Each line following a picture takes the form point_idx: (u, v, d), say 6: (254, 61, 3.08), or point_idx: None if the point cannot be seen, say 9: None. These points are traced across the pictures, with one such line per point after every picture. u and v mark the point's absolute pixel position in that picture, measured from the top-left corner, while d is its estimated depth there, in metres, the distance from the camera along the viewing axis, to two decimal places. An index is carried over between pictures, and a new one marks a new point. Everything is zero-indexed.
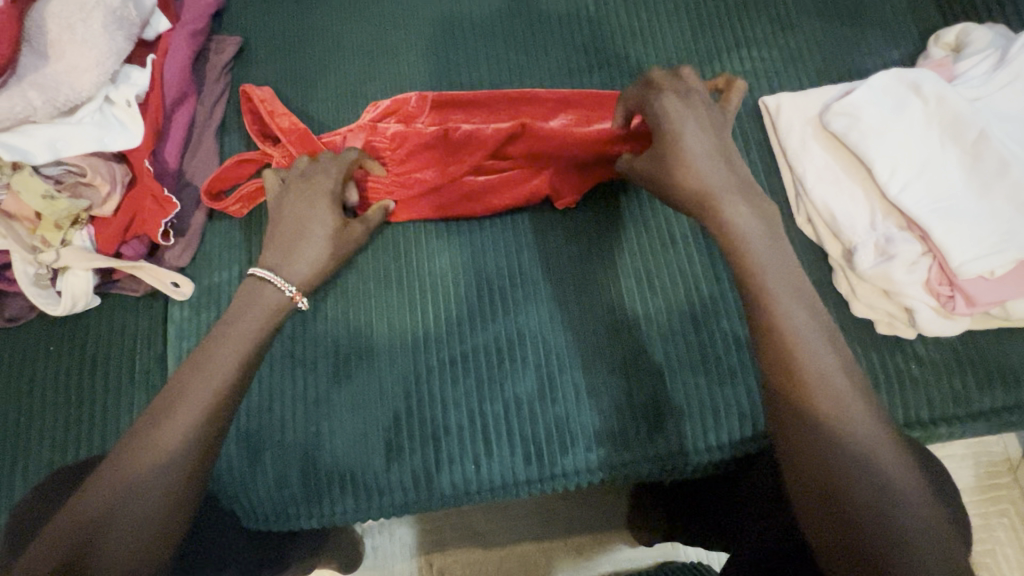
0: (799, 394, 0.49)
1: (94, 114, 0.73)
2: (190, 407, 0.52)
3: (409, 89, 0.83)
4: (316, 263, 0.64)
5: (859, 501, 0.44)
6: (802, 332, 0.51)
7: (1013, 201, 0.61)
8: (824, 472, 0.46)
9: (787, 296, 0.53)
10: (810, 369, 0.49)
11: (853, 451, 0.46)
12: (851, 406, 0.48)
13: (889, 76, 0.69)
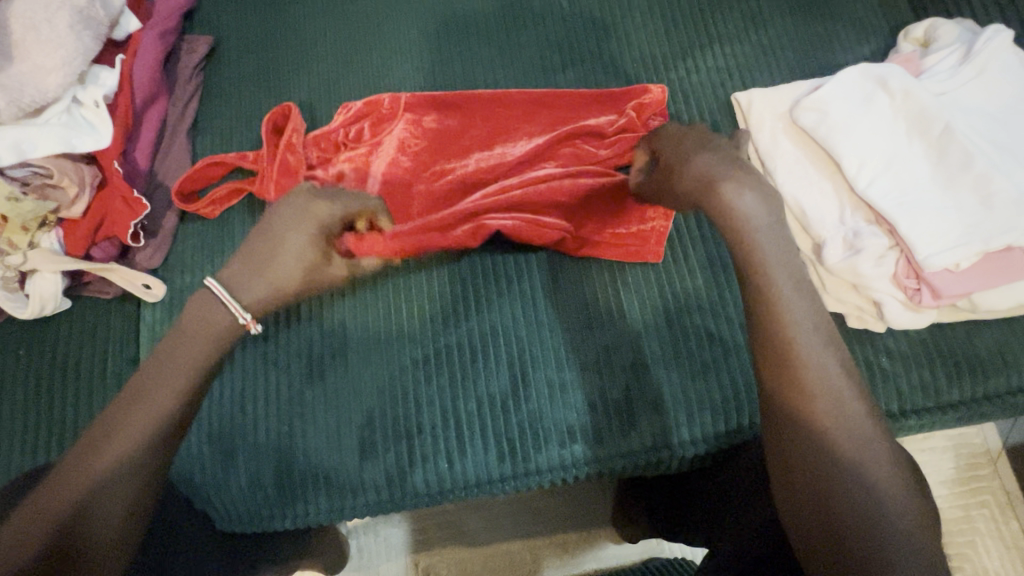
0: (798, 398, 0.47)
1: (62, 115, 0.72)
2: (151, 411, 0.49)
3: (383, 87, 0.83)
4: (280, 290, 0.57)
5: (848, 506, 0.43)
6: (803, 332, 0.48)
7: (977, 194, 0.62)
8: (817, 477, 0.44)
9: (793, 295, 0.49)
10: (811, 372, 0.47)
11: (847, 454, 0.44)
12: (851, 410, 0.46)
13: (857, 72, 0.70)
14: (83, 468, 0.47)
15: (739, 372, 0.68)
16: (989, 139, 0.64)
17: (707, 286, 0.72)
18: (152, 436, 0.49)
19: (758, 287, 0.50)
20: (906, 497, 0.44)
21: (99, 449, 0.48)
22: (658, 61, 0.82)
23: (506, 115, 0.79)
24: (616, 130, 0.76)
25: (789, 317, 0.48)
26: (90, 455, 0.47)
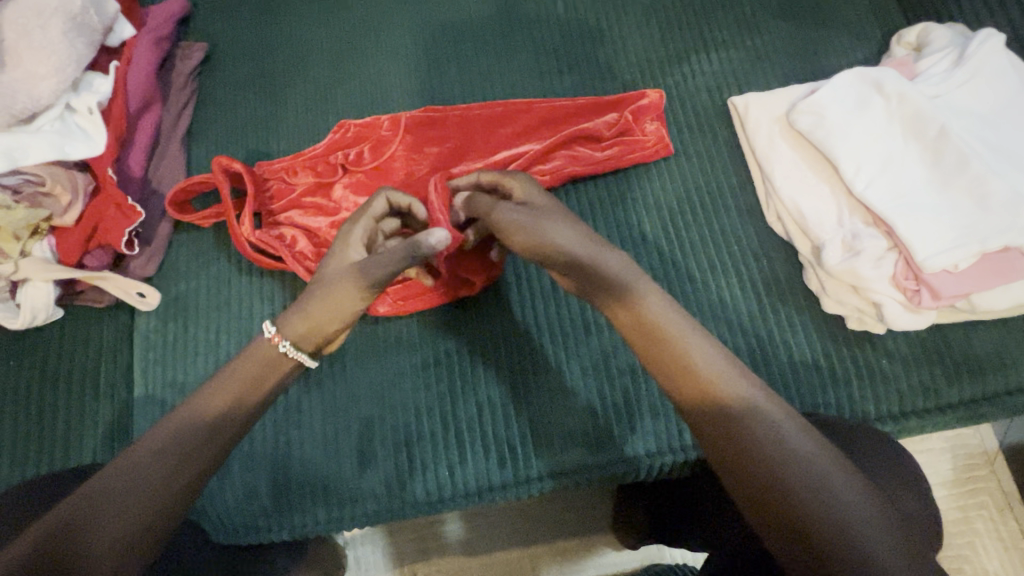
0: (722, 420, 0.43)
1: (54, 123, 0.71)
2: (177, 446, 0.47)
3: (379, 93, 0.83)
4: (310, 315, 0.56)
5: (816, 517, 0.37)
6: (703, 356, 0.46)
7: (973, 195, 0.62)
8: (775, 496, 0.39)
9: (681, 329, 0.47)
10: (724, 390, 0.44)
11: (792, 462, 0.40)
12: (776, 413, 0.43)
13: (852, 75, 0.70)
14: (95, 499, 0.43)
15: None
16: (983, 141, 0.65)
17: (707, 289, 0.72)
18: (174, 475, 0.46)
19: (647, 330, 0.48)
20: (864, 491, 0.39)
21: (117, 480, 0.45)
22: (654, 66, 0.82)
23: (505, 128, 0.78)
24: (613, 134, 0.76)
25: (683, 343, 0.46)
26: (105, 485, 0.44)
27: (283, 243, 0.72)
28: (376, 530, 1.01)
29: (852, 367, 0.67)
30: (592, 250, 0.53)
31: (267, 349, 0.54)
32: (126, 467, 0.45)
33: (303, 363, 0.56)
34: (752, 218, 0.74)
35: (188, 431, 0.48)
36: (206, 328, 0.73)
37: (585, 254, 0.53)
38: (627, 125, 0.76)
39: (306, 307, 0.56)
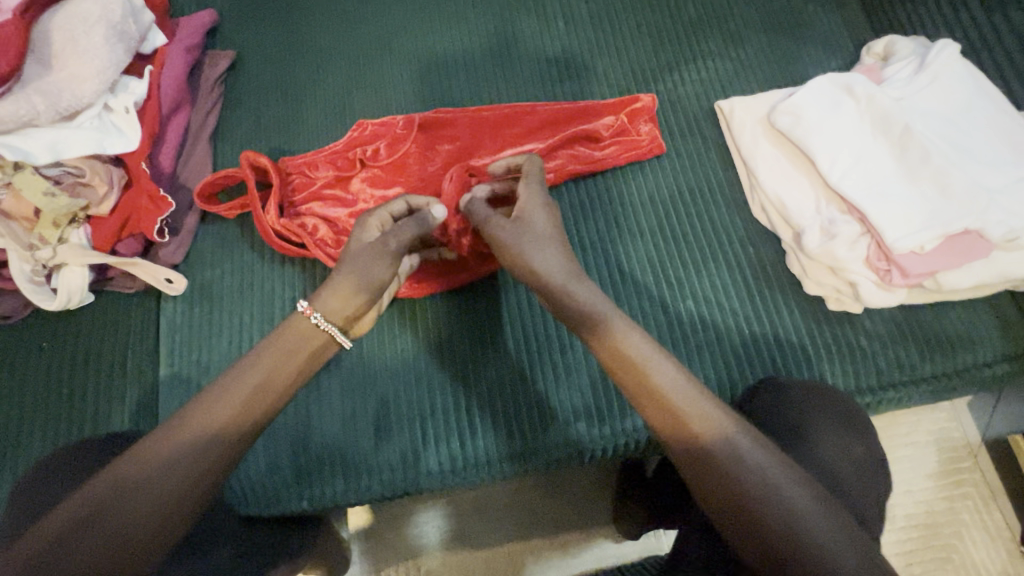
0: (695, 450, 0.49)
1: (93, 120, 0.77)
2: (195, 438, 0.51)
3: (394, 98, 0.89)
4: (340, 293, 0.62)
5: (775, 528, 0.45)
6: (676, 391, 0.52)
7: (937, 184, 0.69)
8: (742, 513, 0.46)
9: (658, 368, 0.53)
10: (696, 422, 0.50)
11: (756, 484, 0.46)
12: (733, 431, 0.49)
13: (826, 80, 0.78)
14: (123, 486, 0.47)
15: (731, 354, 0.73)
16: (944, 137, 0.72)
17: (699, 275, 0.77)
18: (194, 464, 0.50)
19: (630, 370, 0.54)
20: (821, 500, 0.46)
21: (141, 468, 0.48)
22: (647, 74, 0.90)
23: (510, 128, 0.84)
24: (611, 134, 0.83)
25: (659, 380, 0.52)
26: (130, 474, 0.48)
27: (305, 231, 0.78)
28: (382, 524, 1.04)
29: (832, 344, 0.72)
30: (569, 278, 0.60)
31: (301, 320, 0.60)
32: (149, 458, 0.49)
33: (334, 338, 0.61)
34: (738, 210, 0.80)
35: (208, 422, 0.51)
36: (230, 312, 0.78)
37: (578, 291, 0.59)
38: (622, 127, 0.83)
39: (338, 287, 0.62)
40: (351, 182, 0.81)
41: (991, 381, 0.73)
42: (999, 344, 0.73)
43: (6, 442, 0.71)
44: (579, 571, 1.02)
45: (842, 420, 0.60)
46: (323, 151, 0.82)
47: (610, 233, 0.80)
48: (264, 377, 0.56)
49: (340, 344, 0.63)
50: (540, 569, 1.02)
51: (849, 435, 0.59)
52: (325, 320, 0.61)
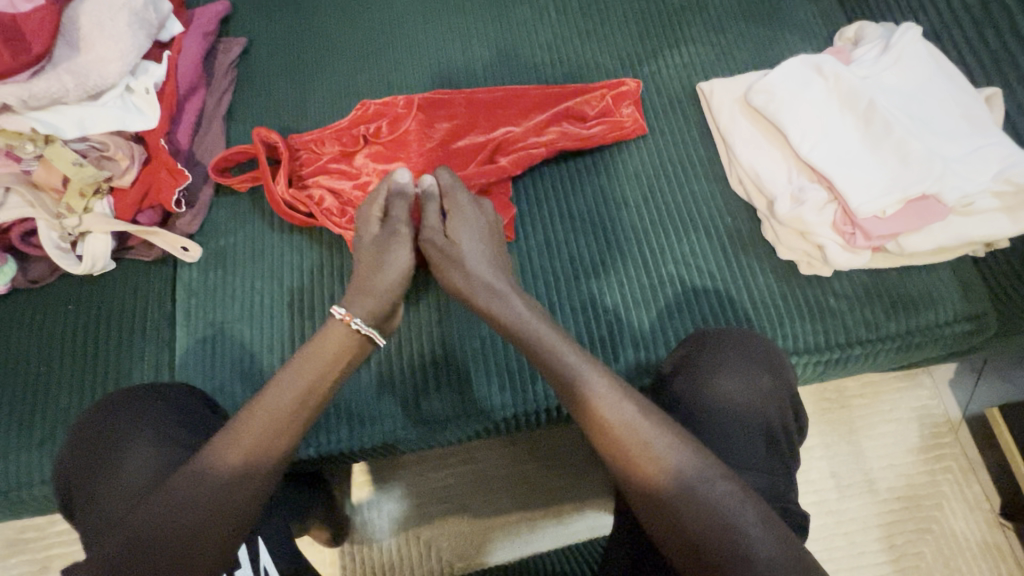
0: (660, 502, 0.54)
1: (116, 100, 0.83)
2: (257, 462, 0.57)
3: (395, 82, 0.95)
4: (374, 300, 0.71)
5: (726, 565, 0.50)
6: (623, 421, 0.58)
7: (897, 154, 0.74)
8: (698, 554, 0.51)
9: (628, 425, 0.58)
10: (660, 472, 0.55)
11: (713, 528, 0.51)
12: (677, 458, 0.55)
13: (798, 61, 0.83)
14: (182, 504, 0.53)
15: (708, 314, 0.78)
16: (905, 111, 0.77)
17: (679, 243, 0.83)
18: (245, 493, 0.56)
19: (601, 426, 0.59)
20: (773, 530, 0.51)
21: (177, 500, 0.54)
22: (632, 59, 0.95)
23: (503, 109, 0.90)
24: (598, 111, 0.88)
25: (625, 434, 0.57)
26: (168, 505, 0.53)
27: (312, 201, 0.83)
28: (383, 493, 1.08)
29: (802, 305, 0.78)
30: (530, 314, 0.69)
31: (341, 327, 0.67)
32: (184, 493, 0.54)
33: (372, 337, 0.69)
34: (717, 183, 0.86)
35: (239, 452, 0.57)
36: (242, 277, 0.84)
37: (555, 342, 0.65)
38: (607, 108, 0.88)
39: (368, 291, 0.72)
40: (355, 156, 0.87)
41: (951, 339, 0.78)
42: (959, 304, 0.78)
43: (34, 396, 0.77)
44: (571, 540, 1.07)
45: (745, 377, 0.70)
46: (330, 128, 0.88)
47: (598, 204, 0.85)
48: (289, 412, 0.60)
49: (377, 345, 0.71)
50: (533, 538, 1.07)
51: (746, 393, 0.69)
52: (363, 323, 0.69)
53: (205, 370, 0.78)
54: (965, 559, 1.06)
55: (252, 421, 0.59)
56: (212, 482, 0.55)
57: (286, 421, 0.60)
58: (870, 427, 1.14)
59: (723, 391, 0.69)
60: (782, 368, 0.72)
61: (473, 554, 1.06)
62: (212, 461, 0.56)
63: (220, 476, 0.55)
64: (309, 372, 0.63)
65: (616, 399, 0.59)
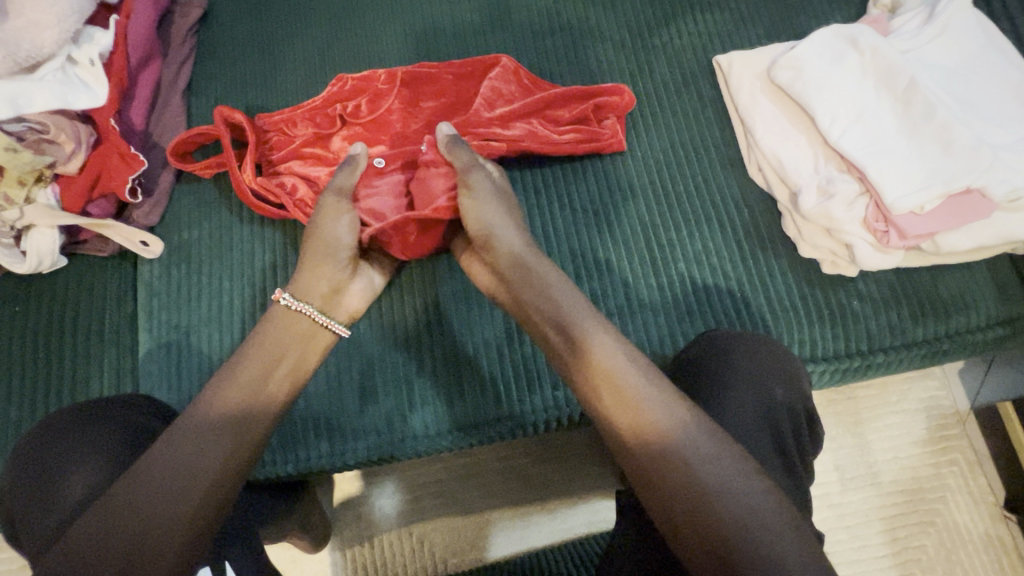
0: (660, 459, 0.50)
1: (56, 73, 0.72)
2: (228, 434, 0.52)
3: (375, 51, 0.85)
4: (319, 274, 0.66)
5: (723, 529, 0.46)
6: (629, 376, 0.54)
7: (939, 140, 0.66)
8: (693, 516, 0.47)
9: (634, 379, 0.54)
10: (663, 428, 0.51)
11: (713, 489, 0.47)
12: (686, 419, 0.51)
13: (829, 32, 0.74)
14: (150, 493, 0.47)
15: (721, 317, 0.71)
16: (949, 91, 0.69)
17: (691, 237, 0.75)
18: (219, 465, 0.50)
19: (604, 377, 0.55)
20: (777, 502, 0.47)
21: (121, 506, 0.46)
22: (641, 26, 0.85)
23: (496, 88, 0.78)
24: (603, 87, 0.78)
25: (622, 376, 0.54)
26: (113, 510, 0.46)
27: (284, 191, 0.74)
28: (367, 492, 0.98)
29: (823, 307, 0.71)
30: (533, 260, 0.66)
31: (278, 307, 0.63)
32: (135, 496, 0.47)
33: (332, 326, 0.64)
34: (734, 170, 0.78)
35: (209, 423, 0.52)
36: (209, 274, 0.76)
37: (556, 287, 0.63)
38: (584, 114, 0.77)
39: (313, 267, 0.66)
40: (330, 139, 0.78)
41: (984, 344, 0.72)
42: (993, 307, 0.72)
43: None
44: (569, 535, 0.97)
45: (756, 384, 0.61)
46: (303, 108, 0.78)
47: (601, 192, 0.77)
48: (247, 399, 0.55)
49: (338, 332, 0.65)
50: (528, 532, 0.98)
51: (757, 401, 0.60)
52: (296, 300, 0.64)
53: (170, 377, 0.71)
54: (967, 554, 0.95)
55: (205, 411, 0.53)
56: (163, 480, 0.48)
57: (245, 405, 0.54)
58: (876, 419, 1.01)
59: (732, 396, 0.60)
60: (792, 363, 0.64)
61: (468, 549, 0.97)
62: (165, 452, 0.50)
63: (172, 470, 0.48)
64: (263, 362, 0.58)
65: (625, 354, 0.56)
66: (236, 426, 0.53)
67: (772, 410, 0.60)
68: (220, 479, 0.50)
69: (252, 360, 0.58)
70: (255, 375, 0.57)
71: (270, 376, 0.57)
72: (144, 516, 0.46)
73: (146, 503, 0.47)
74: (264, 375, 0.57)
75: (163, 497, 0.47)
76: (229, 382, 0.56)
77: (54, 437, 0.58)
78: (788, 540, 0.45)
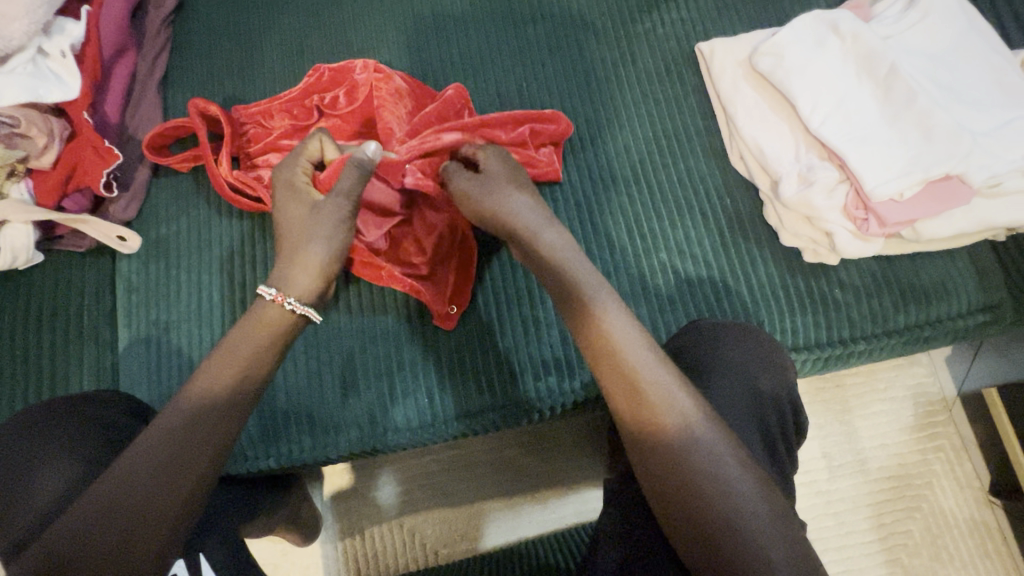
0: (661, 447, 0.49)
1: (26, 66, 0.71)
2: (206, 429, 0.49)
3: (353, 40, 0.84)
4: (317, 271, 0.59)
5: (717, 523, 0.45)
6: (634, 354, 0.52)
7: (919, 127, 0.66)
8: (689, 509, 0.47)
9: (642, 360, 0.52)
10: (667, 415, 0.49)
11: (710, 485, 0.46)
12: (688, 406, 0.50)
13: (811, 18, 0.73)
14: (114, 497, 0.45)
15: (703, 307, 0.71)
16: (930, 77, 0.69)
17: (674, 227, 0.75)
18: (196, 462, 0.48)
19: (611, 359, 0.52)
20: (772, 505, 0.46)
21: (97, 497, 0.45)
22: (624, 14, 0.84)
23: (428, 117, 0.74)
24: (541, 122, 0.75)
25: (629, 355, 0.52)
26: (88, 507, 0.45)
27: (262, 184, 0.73)
28: (355, 486, 0.98)
29: (806, 296, 0.71)
30: (541, 225, 0.62)
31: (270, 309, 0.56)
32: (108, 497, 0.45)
33: (309, 317, 0.58)
34: (716, 159, 0.78)
35: (180, 415, 0.49)
36: (188, 270, 0.75)
37: (573, 260, 0.59)
38: (520, 139, 0.74)
39: (304, 262, 0.59)
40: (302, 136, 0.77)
41: (965, 332, 0.72)
42: (973, 293, 0.72)
43: None
44: (559, 524, 0.98)
45: (742, 374, 0.61)
46: (275, 103, 0.77)
47: (584, 183, 0.76)
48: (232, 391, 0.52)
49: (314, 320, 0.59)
50: (519, 522, 0.98)
51: (744, 391, 0.60)
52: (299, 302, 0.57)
53: (149, 373, 0.71)
54: (952, 538, 0.96)
55: (183, 402, 0.50)
56: (143, 470, 0.46)
57: (225, 393, 0.51)
58: (863, 406, 1.02)
59: (719, 386, 0.60)
60: (782, 356, 0.64)
61: (459, 540, 0.97)
62: (141, 448, 0.47)
63: (155, 461, 0.47)
64: (245, 352, 0.53)
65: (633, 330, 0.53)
66: (220, 414, 0.50)
67: (759, 400, 0.60)
68: (205, 472, 0.48)
69: (229, 345, 0.54)
70: (238, 365, 0.53)
71: (252, 365, 0.53)
72: (124, 508, 0.45)
73: (128, 493, 0.45)
74: (246, 359, 0.53)
75: (145, 489, 0.46)
76: (207, 369, 0.52)
77: (24, 438, 0.58)
78: (776, 529, 0.45)
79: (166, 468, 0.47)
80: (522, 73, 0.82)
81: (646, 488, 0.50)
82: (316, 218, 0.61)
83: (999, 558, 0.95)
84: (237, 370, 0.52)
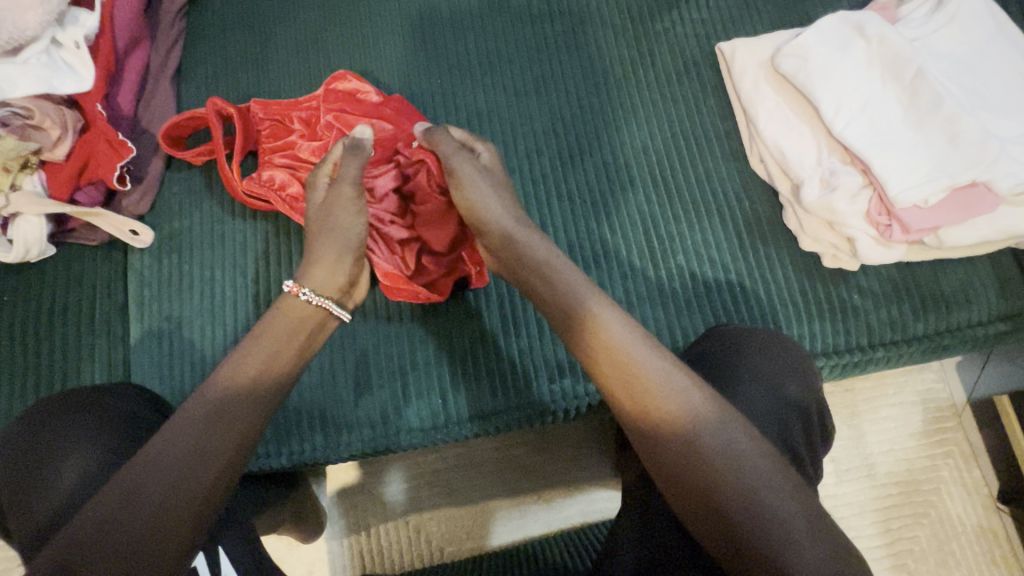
0: (682, 449, 0.47)
1: (40, 56, 0.70)
2: (228, 420, 0.49)
3: (369, 35, 0.83)
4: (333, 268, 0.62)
5: (741, 513, 0.44)
6: (638, 356, 0.51)
7: (946, 133, 0.65)
8: (707, 497, 0.45)
9: (638, 351, 0.51)
10: (670, 405, 0.48)
11: (739, 489, 0.45)
12: (701, 406, 0.48)
13: (835, 19, 0.72)
14: (132, 489, 0.44)
15: (721, 310, 0.71)
16: (957, 82, 0.68)
17: (691, 229, 0.74)
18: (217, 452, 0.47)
19: (606, 354, 0.51)
20: (818, 519, 0.44)
21: (109, 498, 0.44)
22: (644, 12, 0.83)
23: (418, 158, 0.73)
24: None
25: (631, 358, 0.51)
26: (108, 496, 0.44)
27: (272, 188, 0.73)
28: (362, 484, 0.98)
29: (825, 301, 0.70)
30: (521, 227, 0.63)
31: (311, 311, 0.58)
32: (127, 489, 0.44)
33: (332, 312, 0.60)
34: (735, 161, 0.77)
35: (204, 404, 0.49)
36: (201, 265, 0.75)
37: (558, 266, 0.58)
38: None
39: (318, 257, 0.62)
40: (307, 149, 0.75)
41: (983, 340, 0.71)
42: (994, 302, 0.71)
43: None
44: (566, 524, 0.97)
45: (766, 377, 0.60)
46: (285, 110, 0.77)
47: (599, 183, 0.76)
48: (249, 383, 0.51)
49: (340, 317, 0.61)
50: (526, 522, 0.97)
51: (769, 397, 0.59)
52: (316, 294, 0.59)
53: (161, 369, 0.71)
54: (960, 545, 0.95)
55: (209, 392, 0.50)
56: (163, 464, 0.45)
57: (251, 380, 0.51)
58: (873, 411, 1.01)
59: (743, 392, 0.59)
60: (807, 362, 0.63)
61: (466, 538, 0.97)
62: (166, 438, 0.47)
63: (181, 457, 0.46)
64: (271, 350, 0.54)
65: (631, 331, 0.52)
66: (248, 409, 0.50)
67: (784, 407, 0.59)
68: (221, 467, 0.47)
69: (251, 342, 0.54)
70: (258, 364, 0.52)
71: (274, 359, 0.53)
72: (143, 496, 0.44)
73: (154, 484, 0.44)
74: (267, 356, 0.53)
75: (168, 482, 0.45)
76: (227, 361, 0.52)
77: (44, 429, 0.58)
78: (797, 511, 0.44)
79: (187, 457, 0.46)
80: (538, 70, 0.81)
81: (668, 490, 0.48)
82: (328, 211, 0.65)
83: (1007, 567, 0.95)
84: (256, 363, 0.52)
